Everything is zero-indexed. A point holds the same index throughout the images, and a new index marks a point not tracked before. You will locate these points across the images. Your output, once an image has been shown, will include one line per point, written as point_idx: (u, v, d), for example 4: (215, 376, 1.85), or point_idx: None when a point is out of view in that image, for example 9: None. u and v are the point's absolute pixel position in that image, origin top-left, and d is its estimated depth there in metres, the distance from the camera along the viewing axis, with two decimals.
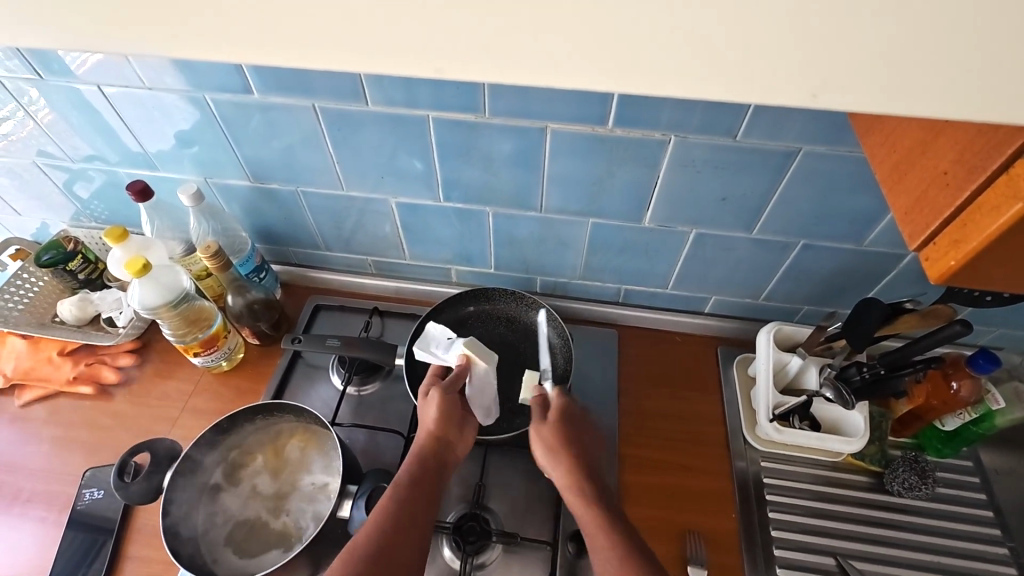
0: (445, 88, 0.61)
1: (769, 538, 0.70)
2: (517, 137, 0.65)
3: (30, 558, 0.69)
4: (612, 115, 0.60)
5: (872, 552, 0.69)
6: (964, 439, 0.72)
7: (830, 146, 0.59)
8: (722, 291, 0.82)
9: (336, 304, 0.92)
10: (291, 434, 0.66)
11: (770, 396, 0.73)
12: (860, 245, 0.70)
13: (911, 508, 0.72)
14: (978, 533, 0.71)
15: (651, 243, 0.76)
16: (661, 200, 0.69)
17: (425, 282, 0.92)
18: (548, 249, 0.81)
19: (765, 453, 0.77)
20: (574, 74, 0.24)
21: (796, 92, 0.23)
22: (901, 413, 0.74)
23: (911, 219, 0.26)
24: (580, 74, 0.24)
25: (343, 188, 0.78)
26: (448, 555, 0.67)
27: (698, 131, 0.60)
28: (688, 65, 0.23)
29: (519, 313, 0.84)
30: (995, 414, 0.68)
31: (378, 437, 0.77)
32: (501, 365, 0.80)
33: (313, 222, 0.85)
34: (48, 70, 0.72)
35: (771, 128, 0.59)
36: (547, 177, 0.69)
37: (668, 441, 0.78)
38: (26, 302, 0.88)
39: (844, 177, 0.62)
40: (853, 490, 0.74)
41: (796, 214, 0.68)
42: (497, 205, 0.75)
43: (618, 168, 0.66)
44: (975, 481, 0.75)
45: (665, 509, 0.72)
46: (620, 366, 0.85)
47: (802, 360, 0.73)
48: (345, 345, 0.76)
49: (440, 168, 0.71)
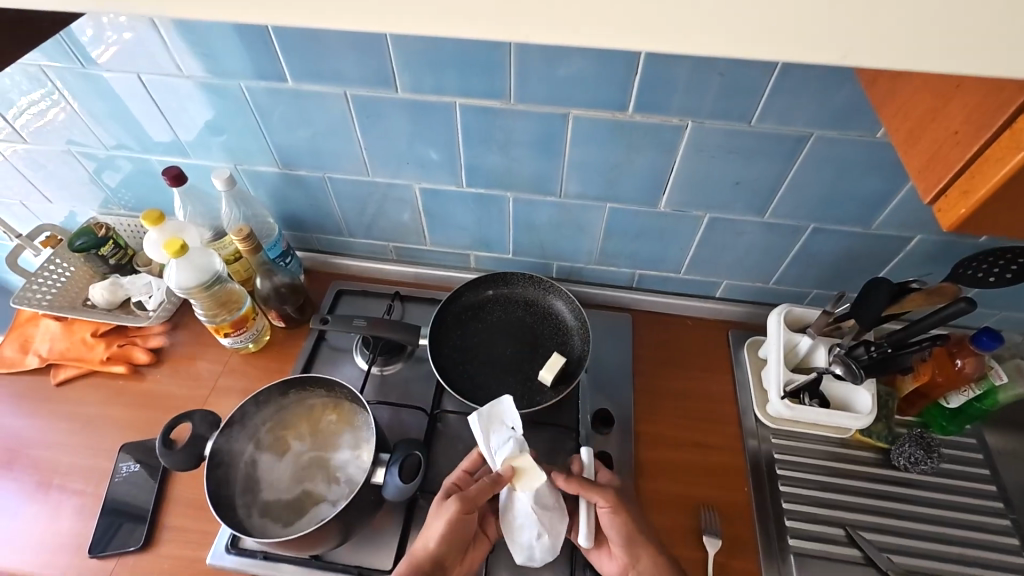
0: (472, 75, 0.64)
1: (781, 510, 0.73)
2: (539, 123, 0.68)
3: (69, 529, 0.72)
4: (632, 102, 0.63)
5: (880, 524, 0.72)
6: (967, 416, 0.75)
7: (841, 131, 0.62)
8: (733, 275, 0.85)
9: (358, 289, 0.95)
10: (322, 408, 0.69)
11: (781, 375, 0.76)
12: (869, 228, 0.73)
13: (917, 483, 0.75)
14: (982, 506, 0.74)
15: (666, 227, 0.79)
16: (676, 185, 0.72)
17: (444, 268, 0.94)
18: (565, 234, 0.83)
19: (775, 430, 0.79)
20: (628, 38, 0.26)
21: (833, 54, 0.25)
22: (906, 391, 0.77)
23: (925, 176, 0.28)
24: (635, 39, 0.26)
25: (369, 174, 0.80)
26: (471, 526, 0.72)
27: (713, 116, 0.63)
28: (740, 28, 0.24)
29: (536, 297, 0.87)
30: (998, 390, 0.71)
31: (403, 415, 0.80)
32: (520, 347, 0.83)
33: (338, 208, 0.88)
34: (86, 60, 0.75)
35: (784, 113, 0.61)
36: (567, 163, 0.72)
37: (682, 420, 0.81)
38: (58, 287, 0.91)
39: (854, 161, 0.65)
40: (861, 465, 0.76)
41: (807, 198, 0.70)
42: (517, 190, 0.78)
43: (637, 153, 0.69)
44: (979, 457, 0.77)
45: (680, 483, 0.75)
46: (634, 348, 0.88)
47: (812, 340, 0.76)
48: (371, 325, 0.79)
49: (464, 155, 0.74)
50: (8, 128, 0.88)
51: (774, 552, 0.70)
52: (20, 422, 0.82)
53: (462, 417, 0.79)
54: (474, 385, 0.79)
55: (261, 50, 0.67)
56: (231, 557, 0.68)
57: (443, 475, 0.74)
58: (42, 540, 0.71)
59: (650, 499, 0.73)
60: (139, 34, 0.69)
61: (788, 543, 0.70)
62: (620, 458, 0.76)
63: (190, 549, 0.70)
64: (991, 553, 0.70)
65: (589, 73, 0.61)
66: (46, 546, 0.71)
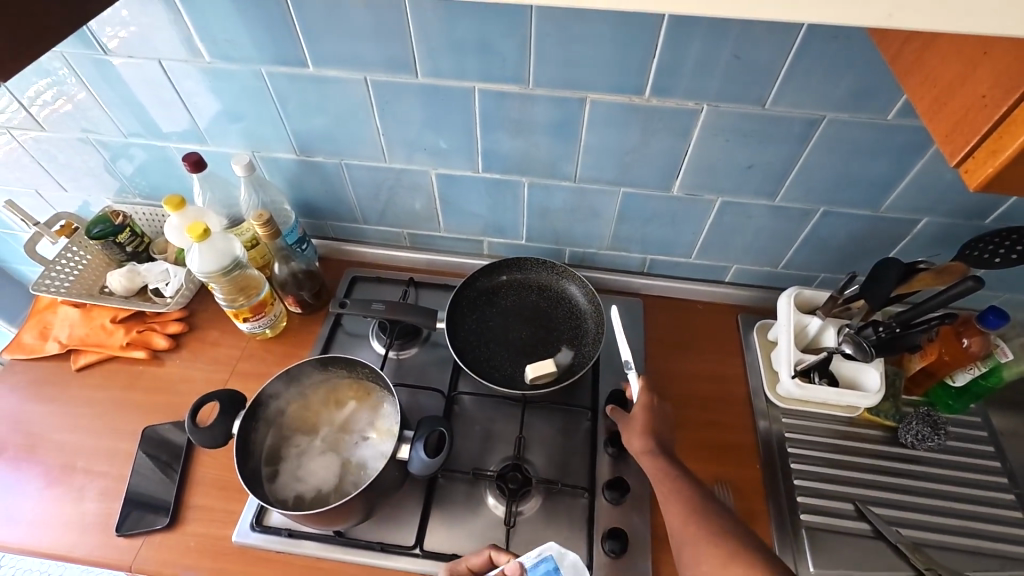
0: (493, 59, 0.65)
1: (792, 484, 0.75)
2: (557, 108, 0.69)
3: (94, 508, 0.73)
4: (649, 85, 0.65)
5: (888, 498, 0.74)
6: (973, 395, 0.77)
7: (853, 114, 0.63)
8: (743, 260, 0.86)
9: (372, 276, 0.96)
10: (344, 387, 0.71)
11: (792, 354, 0.78)
12: (877, 211, 0.74)
13: (923, 459, 0.77)
14: (986, 481, 0.76)
15: (679, 211, 0.80)
16: (690, 169, 0.73)
17: (458, 254, 0.96)
18: (579, 219, 0.85)
19: (785, 410, 0.81)
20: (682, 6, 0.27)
21: (872, 15, 0.27)
22: (914, 370, 0.79)
23: (952, 139, 0.30)
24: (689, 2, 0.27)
25: (386, 161, 0.82)
26: (492, 503, 0.72)
27: (726, 100, 0.65)
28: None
29: (550, 282, 0.88)
30: (1003, 367, 0.72)
31: (420, 397, 0.81)
32: (534, 330, 0.84)
33: (353, 194, 0.89)
34: (108, 48, 0.75)
35: (799, 96, 0.63)
36: (583, 147, 0.73)
37: (694, 400, 0.82)
38: (76, 274, 0.92)
39: (866, 143, 0.66)
40: (869, 443, 0.78)
41: (817, 181, 0.72)
42: (534, 175, 0.79)
43: (652, 136, 0.70)
44: (983, 435, 0.79)
45: (693, 460, 0.77)
46: (646, 332, 0.90)
47: (821, 321, 0.77)
48: (389, 309, 0.80)
49: (481, 140, 0.76)
50: (25, 115, 0.88)
51: (788, 527, 0.71)
52: (41, 407, 0.83)
53: (479, 399, 0.81)
54: (490, 367, 0.81)
55: (284, 36, 0.68)
56: (257, 534, 0.69)
57: (462, 455, 0.76)
58: (69, 519, 0.73)
59: None
60: (157, 19, 0.70)
61: (800, 517, 0.72)
62: None
63: (216, 527, 0.71)
64: (995, 526, 0.72)
65: (607, 56, 0.62)
66: (72, 525, 0.72)
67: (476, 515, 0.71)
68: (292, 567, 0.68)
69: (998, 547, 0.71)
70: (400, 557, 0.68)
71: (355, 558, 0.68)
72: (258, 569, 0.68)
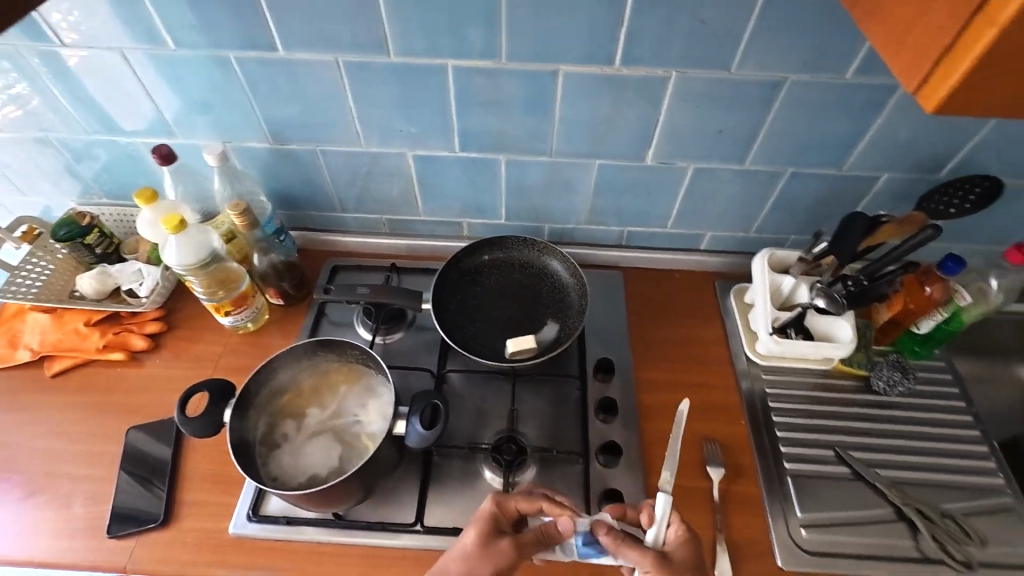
0: (464, 34, 0.66)
1: (775, 435, 0.78)
2: (530, 82, 0.70)
3: (81, 513, 0.71)
4: (620, 55, 0.66)
5: (865, 442, 0.78)
6: (937, 339, 0.81)
7: (813, 74, 0.66)
8: (717, 226, 0.89)
9: (353, 264, 0.95)
10: (334, 370, 0.71)
11: (768, 313, 0.81)
12: (842, 169, 0.78)
13: (895, 404, 0.81)
14: (953, 420, 0.80)
15: (654, 180, 0.82)
16: (662, 137, 0.75)
17: (438, 238, 0.96)
18: (557, 194, 0.86)
19: (765, 367, 0.84)
20: None
21: None
22: (881, 322, 0.83)
23: (912, 69, 0.32)
24: None
25: (361, 145, 0.81)
26: (490, 476, 0.73)
27: (694, 66, 0.67)
28: None
29: (532, 258, 0.89)
30: (963, 310, 0.77)
31: (411, 378, 0.81)
32: (519, 307, 0.85)
33: (330, 182, 0.88)
34: (64, 39, 0.73)
35: (763, 59, 0.65)
36: (558, 121, 0.75)
37: (678, 364, 0.85)
38: (43, 280, 0.89)
39: (827, 103, 0.69)
40: (844, 392, 0.82)
41: (784, 143, 0.75)
42: (510, 152, 0.80)
43: (624, 106, 0.72)
44: (948, 377, 0.84)
45: (681, 420, 0.79)
46: (628, 303, 0.92)
47: (794, 279, 0.81)
48: (374, 293, 0.80)
49: (456, 119, 0.76)
50: None
51: (774, 476, 0.74)
52: (16, 417, 0.80)
53: (469, 377, 0.82)
54: (478, 345, 0.81)
55: (251, 18, 0.67)
56: (254, 524, 0.69)
57: (457, 431, 0.76)
58: (55, 526, 0.70)
59: (652, 436, 0.77)
60: (115, 7, 0.68)
61: (785, 466, 0.75)
62: (623, 402, 0.80)
63: (211, 521, 0.70)
64: (963, 461, 0.77)
65: (578, 26, 0.64)
66: (59, 532, 0.70)
67: (474, 488, 0.72)
68: (293, 554, 0.68)
69: (967, 479, 0.75)
70: (402, 534, 0.68)
71: (357, 539, 0.68)
72: (258, 559, 0.67)
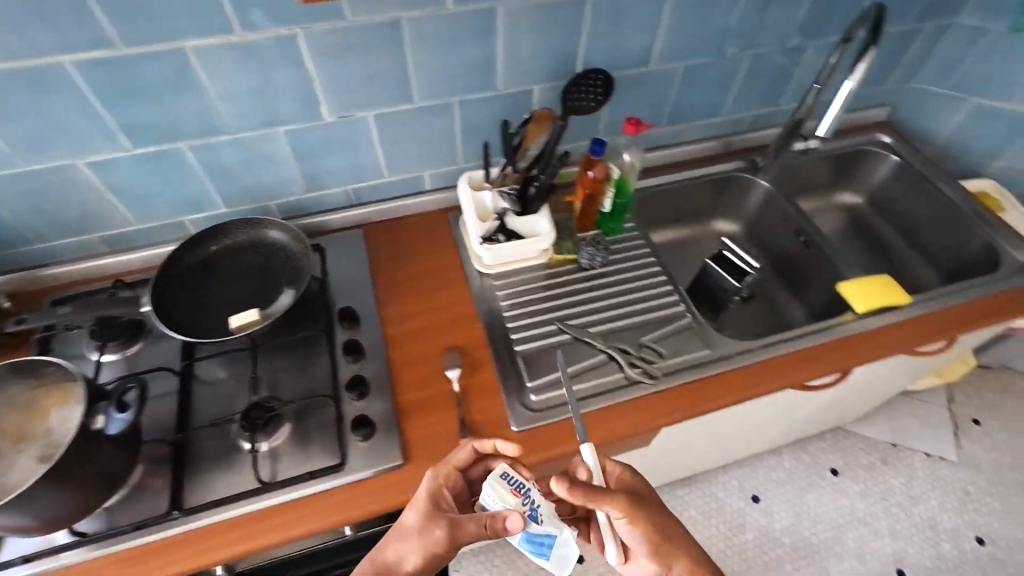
0: (65, 26, 0.66)
1: (506, 327, 0.89)
2: (163, 63, 0.72)
3: None
4: (234, 20, 0.70)
5: (578, 310, 0.92)
6: (620, 214, 0.98)
7: (418, 9, 0.76)
8: (427, 165, 0.98)
9: (77, 293, 0.90)
10: (34, 393, 0.68)
11: (477, 228, 0.91)
12: (498, 90, 0.89)
13: (600, 273, 0.96)
14: (645, 272, 0.97)
15: (343, 135, 0.88)
16: (324, 92, 0.81)
17: (167, 243, 0.94)
18: (261, 169, 0.89)
19: (495, 275, 0.95)
20: None
21: None
22: (577, 212, 0.99)
23: None
24: None
25: (21, 165, 0.77)
26: (244, 445, 0.75)
27: (311, 20, 0.73)
28: None
29: (259, 236, 0.91)
30: (624, 181, 0.94)
31: (154, 382, 0.81)
32: (253, 284, 0.87)
33: (8, 212, 0.82)
34: None
35: (368, 2, 0.73)
36: (215, 96, 0.77)
37: (420, 294, 0.93)
38: None
39: (447, 32, 0.80)
40: (560, 275, 0.95)
41: (435, 76, 0.84)
42: (188, 138, 0.81)
43: (270, 70, 0.76)
44: (639, 241, 1.01)
45: (425, 340, 0.87)
46: (371, 255, 0.98)
47: (489, 195, 0.92)
48: (82, 310, 0.78)
49: (110, 116, 0.75)
50: None
51: (506, 360, 0.85)
52: None
53: (216, 363, 0.83)
54: (214, 329, 0.82)
55: None
56: None
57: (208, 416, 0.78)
58: None
59: (399, 362, 0.84)
60: None
61: (515, 349, 0.86)
62: (370, 340, 0.86)
63: None
64: (654, 301, 0.93)
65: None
66: None
67: (231, 461, 0.74)
68: None
69: (658, 313, 0.92)
70: (156, 526, 0.68)
71: (108, 548, 0.67)
72: None
